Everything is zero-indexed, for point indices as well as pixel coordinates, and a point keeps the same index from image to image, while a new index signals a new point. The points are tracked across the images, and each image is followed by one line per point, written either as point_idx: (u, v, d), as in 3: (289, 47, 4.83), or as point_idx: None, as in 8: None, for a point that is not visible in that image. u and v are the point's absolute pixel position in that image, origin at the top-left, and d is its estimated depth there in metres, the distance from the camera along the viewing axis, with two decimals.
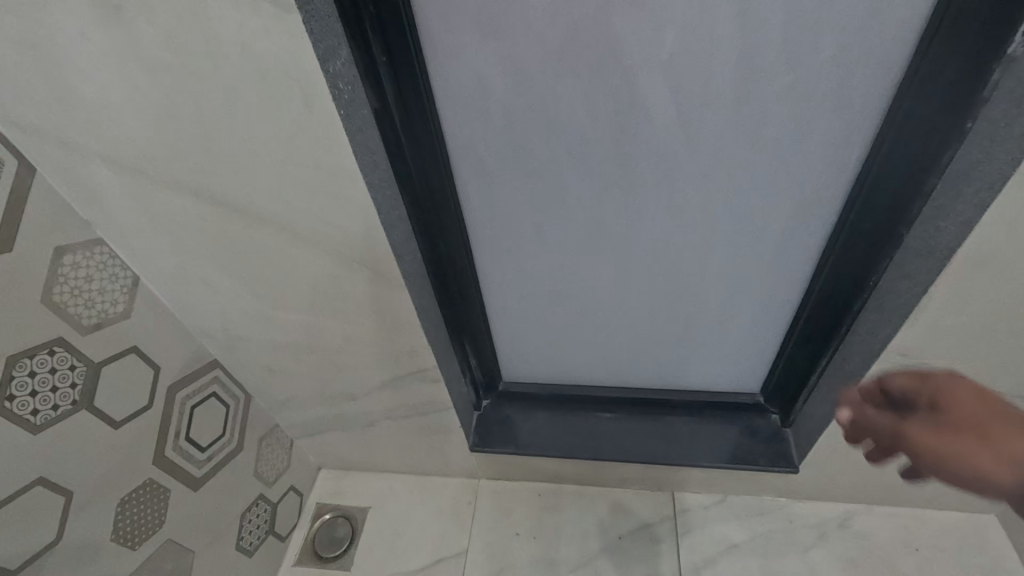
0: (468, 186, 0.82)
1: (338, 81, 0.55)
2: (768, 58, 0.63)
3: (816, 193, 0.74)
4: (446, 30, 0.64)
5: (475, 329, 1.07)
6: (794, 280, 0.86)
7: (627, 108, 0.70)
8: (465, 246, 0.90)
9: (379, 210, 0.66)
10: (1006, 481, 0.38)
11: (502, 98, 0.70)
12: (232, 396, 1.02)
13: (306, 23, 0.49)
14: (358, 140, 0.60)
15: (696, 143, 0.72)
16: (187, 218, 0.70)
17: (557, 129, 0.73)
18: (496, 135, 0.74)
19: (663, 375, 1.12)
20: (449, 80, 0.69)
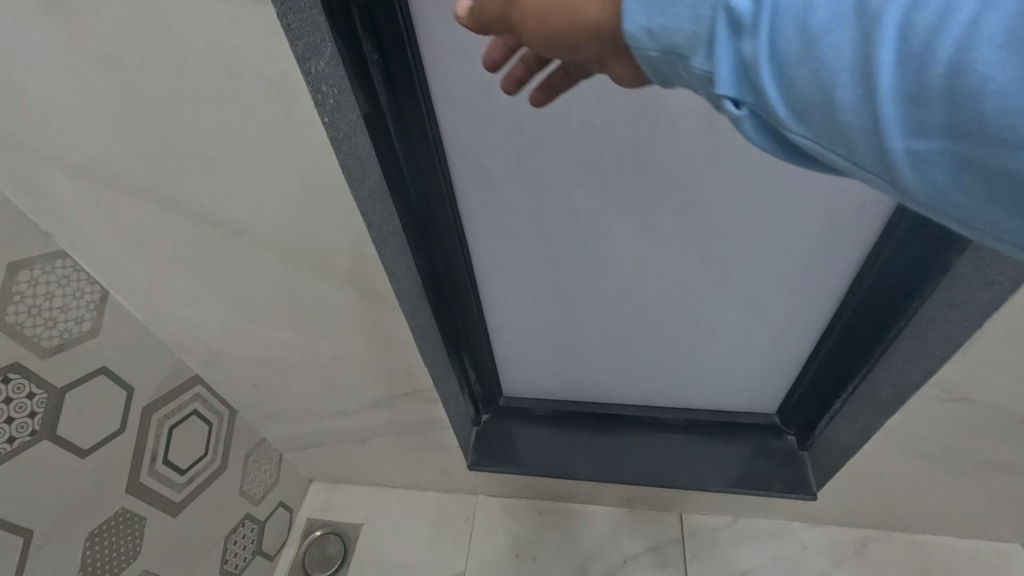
0: (468, 192, 0.76)
1: (320, 83, 0.47)
2: None
3: (853, 212, 0.67)
4: (446, 21, 0.56)
5: (474, 343, 1.00)
6: (822, 299, 0.80)
7: (647, 111, 0.62)
8: (463, 257, 0.83)
9: (369, 227, 0.59)
10: (603, 16, 0.33)
11: (508, 102, 0.63)
12: (215, 412, 0.96)
13: (282, 16, 0.41)
14: (344, 150, 0.52)
15: (724, 151, 0.65)
16: (156, 231, 0.63)
17: (568, 133, 0.66)
18: (501, 138, 0.68)
19: (673, 391, 1.06)
20: (448, 81, 0.62)
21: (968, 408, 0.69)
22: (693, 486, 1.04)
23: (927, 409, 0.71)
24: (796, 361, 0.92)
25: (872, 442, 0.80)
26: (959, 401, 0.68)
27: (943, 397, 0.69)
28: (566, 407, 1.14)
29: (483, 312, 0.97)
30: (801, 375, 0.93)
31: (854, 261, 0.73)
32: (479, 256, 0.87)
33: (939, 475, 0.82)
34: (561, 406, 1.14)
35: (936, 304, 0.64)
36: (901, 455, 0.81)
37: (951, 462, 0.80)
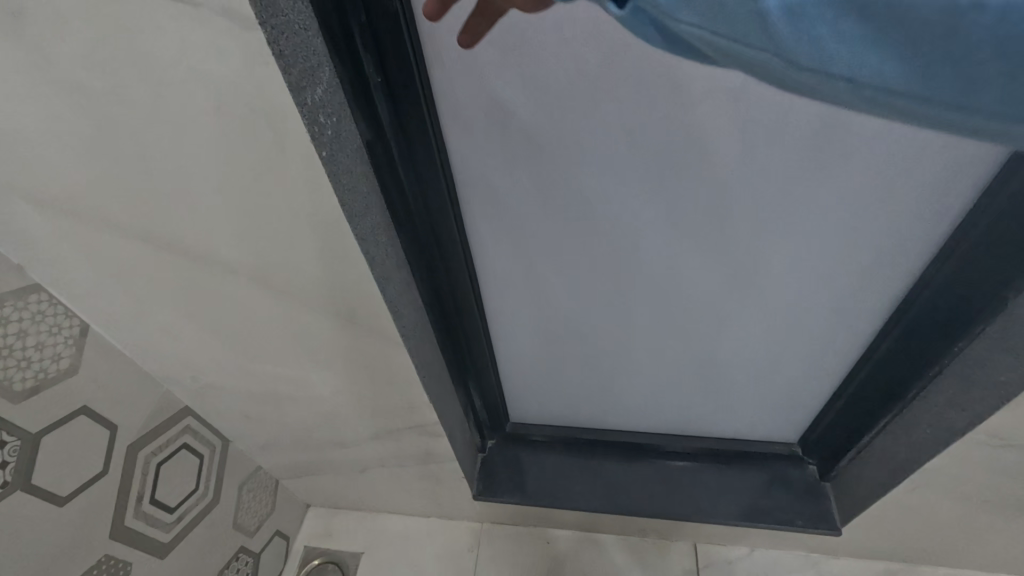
0: (477, 216, 0.72)
1: (317, 113, 0.42)
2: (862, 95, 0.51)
3: (895, 248, 0.64)
4: (460, 40, 0.53)
5: (481, 371, 0.95)
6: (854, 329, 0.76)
7: (674, 134, 0.58)
8: (472, 283, 0.79)
9: (371, 264, 0.54)
10: None
11: (524, 127, 0.60)
12: (207, 444, 0.90)
13: (272, 43, 0.36)
14: (343, 185, 0.47)
15: (759, 175, 0.60)
16: (137, 266, 0.58)
17: (589, 154, 0.62)
18: (513, 160, 0.64)
19: (688, 418, 1.02)
20: (461, 106, 0.59)
21: (1015, 454, 0.65)
22: (704, 519, 1.01)
23: (970, 453, 0.67)
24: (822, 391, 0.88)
25: (906, 483, 0.75)
26: (1006, 447, 0.64)
27: (990, 442, 0.64)
28: (577, 432, 1.10)
29: (489, 339, 0.92)
30: (828, 405, 0.88)
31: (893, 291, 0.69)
32: (486, 282, 0.82)
33: (976, 517, 0.78)
34: (572, 432, 1.10)
35: (988, 345, 0.59)
36: (937, 497, 0.76)
37: (990, 504, 0.75)
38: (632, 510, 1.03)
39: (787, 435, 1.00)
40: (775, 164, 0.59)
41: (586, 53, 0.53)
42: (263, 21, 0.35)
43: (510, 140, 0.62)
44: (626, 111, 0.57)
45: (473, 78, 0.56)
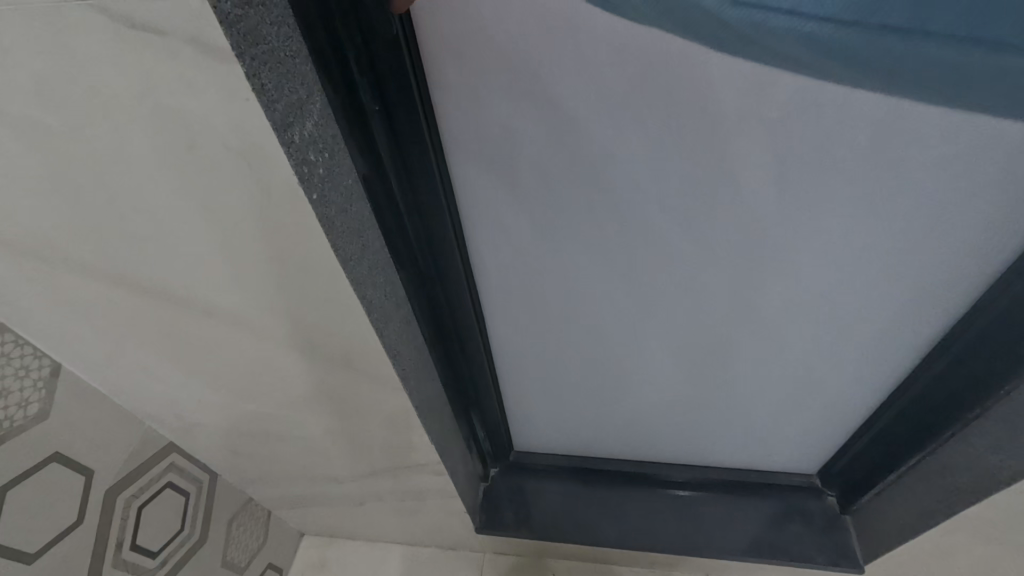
0: (481, 244, 0.67)
1: (307, 151, 0.37)
2: (917, 125, 0.47)
3: (942, 285, 0.62)
4: (466, 61, 0.48)
5: (484, 402, 0.90)
6: (893, 355, 0.72)
7: (704, 163, 0.54)
8: (476, 313, 0.75)
9: (370, 309, 0.49)
10: None
11: (540, 155, 0.56)
12: (193, 480, 0.85)
13: (252, 77, 0.31)
14: (339, 226, 0.42)
15: (790, 203, 0.56)
16: (111, 308, 0.52)
17: (605, 181, 0.58)
18: (523, 187, 0.60)
19: (701, 447, 0.97)
20: (475, 136, 0.55)
21: None
22: (717, 554, 0.97)
23: (1014, 503, 0.62)
24: (850, 418, 0.84)
25: (939, 526, 0.71)
26: None
27: None
28: (585, 459, 1.05)
29: (493, 368, 0.87)
30: (858, 432, 0.85)
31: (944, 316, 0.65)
32: (490, 311, 0.78)
33: None
34: (579, 458, 1.06)
35: None
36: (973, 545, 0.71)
37: None
38: (641, 543, 0.99)
39: (806, 463, 0.96)
40: (807, 193, 0.55)
41: (605, 77, 0.48)
42: (241, 52, 0.29)
43: (520, 167, 0.58)
44: (648, 137, 0.53)
45: (481, 103, 0.52)
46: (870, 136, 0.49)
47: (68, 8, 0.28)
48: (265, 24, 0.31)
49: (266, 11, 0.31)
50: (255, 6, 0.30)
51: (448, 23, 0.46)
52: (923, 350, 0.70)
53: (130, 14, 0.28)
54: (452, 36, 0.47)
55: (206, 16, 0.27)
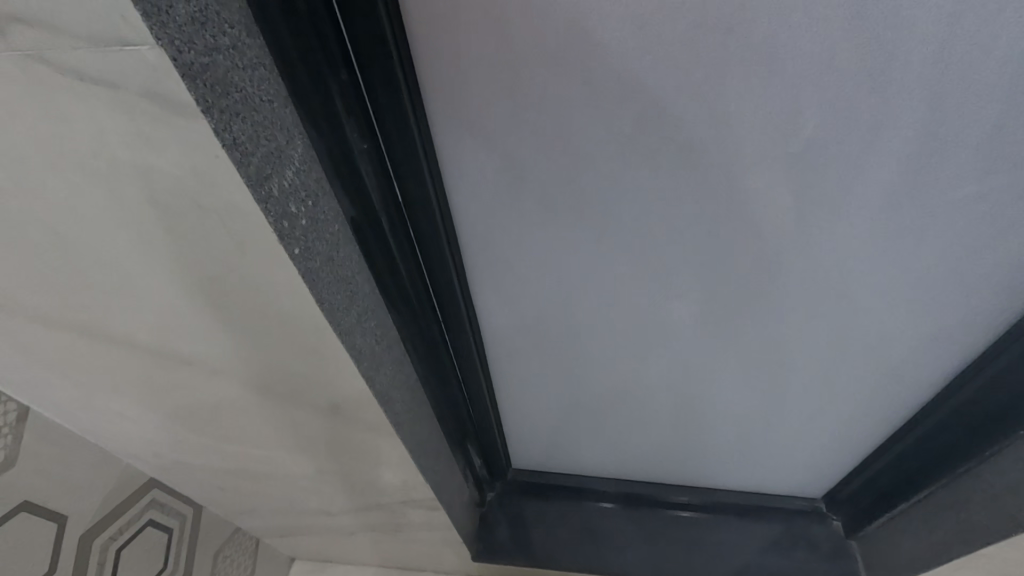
0: (478, 271, 0.65)
1: (287, 204, 0.33)
2: (944, 161, 0.46)
3: (964, 319, 0.60)
4: (462, 88, 0.46)
5: (484, 426, 0.88)
6: (910, 385, 0.70)
7: (718, 193, 0.52)
8: (474, 340, 0.72)
9: (359, 359, 0.45)
10: None
11: (544, 187, 0.54)
12: (177, 515, 0.81)
13: (221, 131, 0.27)
14: (325, 274, 0.38)
15: (803, 235, 0.54)
16: (77, 356, 0.48)
17: (612, 213, 0.55)
18: (525, 217, 0.57)
19: (705, 470, 0.95)
20: (474, 160, 0.52)
21: None
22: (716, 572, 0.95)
23: None
24: (858, 445, 0.82)
25: (952, 563, 0.69)
26: None
27: None
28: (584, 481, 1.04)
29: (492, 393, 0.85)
30: (870, 457, 0.83)
31: (964, 347, 0.63)
32: (488, 338, 0.75)
33: None
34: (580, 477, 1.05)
35: None
36: None
37: None
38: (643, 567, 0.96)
39: (812, 487, 0.95)
40: (820, 227, 0.53)
41: (614, 108, 0.46)
42: (207, 106, 0.26)
43: (521, 199, 0.55)
44: (658, 167, 0.50)
45: (479, 134, 0.49)
46: (892, 172, 0.47)
47: (2, 56, 0.24)
48: (236, 70, 0.28)
49: (237, 55, 0.28)
50: (224, 52, 0.27)
51: (444, 53, 0.43)
52: (942, 381, 0.68)
53: (74, 65, 0.24)
54: (450, 66, 0.44)
55: (165, 69, 0.24)
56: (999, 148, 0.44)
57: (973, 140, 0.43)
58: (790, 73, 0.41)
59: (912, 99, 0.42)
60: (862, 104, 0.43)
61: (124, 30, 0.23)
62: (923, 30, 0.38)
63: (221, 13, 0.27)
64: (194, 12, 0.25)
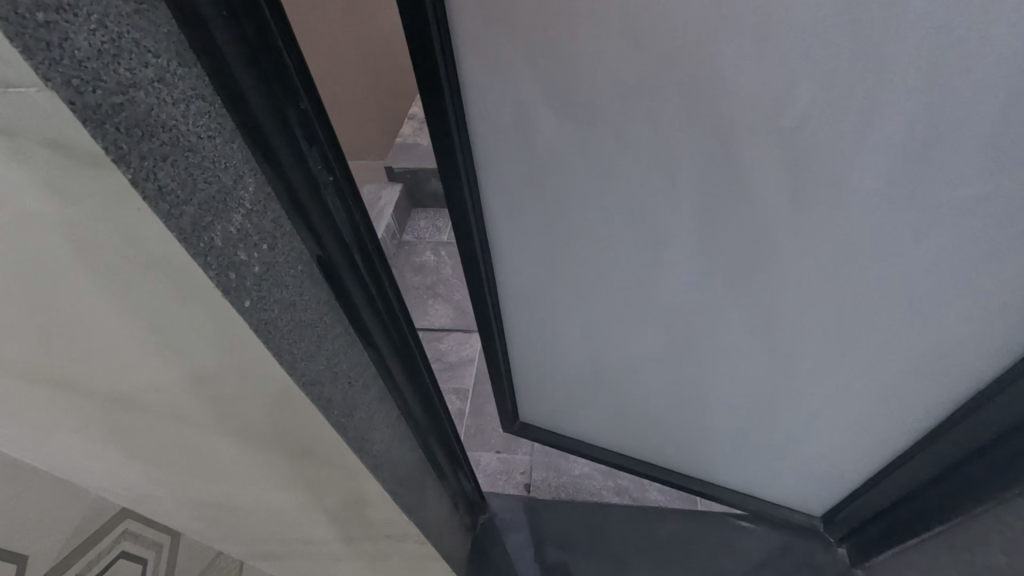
0: (498, 221, 0.75)
1: (234, 253, 0.29)
2: (935, 157, 0.46)
3: (970, 340, 0.59)
4: (489, 53, 0.55)
5: (488, 350, 0.98)
6: (918, 400, 0.68)
7: (714, 167, 0.56)
8: (486, 268, 0.82)
9: (328, 410, 0.41)
10: None
11: (551, 149, 0.62)
12: (151, 545, 0.77)
13: (142, 180, 0.23)
14: (284, 326, 0.34)
15: (795, 225, 0.57)
16: (22, 397, 0.44)
17: (613, 169, 0.61)
18: (536, 163, 0.64)
19: (703, 446, 1.00)
20: (496, 119, 0.61)
21: None
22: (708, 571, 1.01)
23: None
24: (864, 456, 0.81)
25: None
26: None
27: None
28: (586, 428, 1.14)
29: (500, 325, 0.94)
30: (880, 477, 0.81)
31: (975, 369, 0.61)
32: (504, 273, 0.85)
33: None
34: (579, 430, 1.15)
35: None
36: None
37: None
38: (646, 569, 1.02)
39: (810, 501, 0.98)
40: (813, 211, 0.55)
41: (616, 76, 0.52)
42: (121, 154, 0.22)
43: (534, 155, 0.63)
44: (656, 129, 0.55)
45: (496, 80, 0.57)
46: (881, 163, 0.49)
47: None
48: (162, 106, 0.24)
49: (164, 89, 0.24)
50: (147, 86, 0.23)
51: (474, 12, 0.51)
52: (949, 407, 0.66)
53: None
54: (476, 22, 0.52)
55: (61, 115, 0.20)
56: (999, 152, 0.44)
57: (970, 137, 0.44)
58: (787, 47, 0.44)
59: (901, 87, 0.43)
60: (855, 88, 0.45)
61: (3, 69, 0.18)
62: (917, 18, 0.39)
63: (142, 41, 0.23)
64: (100, 43, 0.21)
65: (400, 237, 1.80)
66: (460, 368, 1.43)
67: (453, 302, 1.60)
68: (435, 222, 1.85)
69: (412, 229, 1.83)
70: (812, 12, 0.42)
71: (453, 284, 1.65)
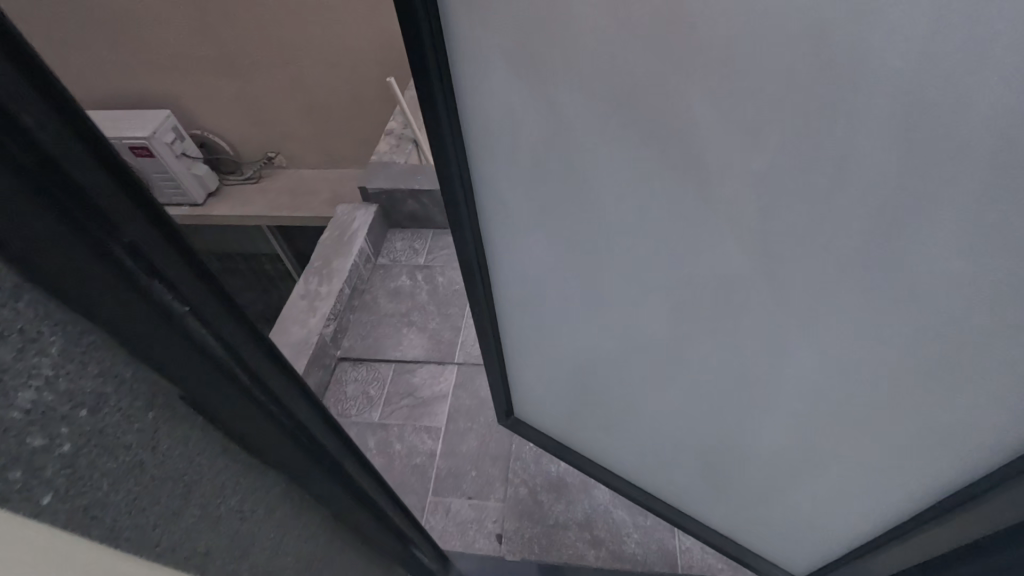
0: (489, 219, 0.75)
1: (20, 443, 0.22)
2: (923, 226, 0.42)
3: (941, 433, 0.55)
4: (477, 55, 0.53)
5: (481, 339, 0.99)
6: (906, 481, 0.62)
7: (691, 201, 0.53)
8: (479, 263, 0.82)
9: (206, 561, 0.34)
10: None
11: (535, 157, 0.60)
12: None
13: None
14: (123, 497, 0.27)
15: (776, 275, 0.54)
16: None
17: (592, 189, 0.59)
18: (519, 170, 0.63)
19: (688, 476, 0.98)
20: (487, 120, 0.60)
21: None
22: None
23: None
24: (848, 521, 0.76)
25: None
26: None
27: None
28: (576, 434, 1.13)
29: (493, 316, 0.94)
30: (867, 548, 0.75)
31: (958, 463, 0.56)
32: (497, 271, 0.84)
33: None
34: (572, 435, 1.14)
35: None
36: None
37: None
38: None
39: (793, 558, 0.93)
40: (791, 257, 0.51)
41: (594, 94, 0.49)
42: None
43: (519, 159, 0.62)
44: (631, 154, 0.53)
45: (484, 82, 0.56)
46: (867, 222, 0.44)
47: None
48: None
49: None
50: None
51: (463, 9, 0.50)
52: (932, 496, 0.61)
53: None
54: (464, 21, 0.51)
55: None
56: (982, 233, 0.40)
57: (953, 210, 0.40)
58: (760, 89, 0.41)
59: (879, 147, 0.39)
60: (835, 135, 0.41)
61: None
62: (890, 74, 0.35)
63: None
64: None
65: (375, 259, 1.72)
66: (433, 403, 1.36)
67: (428, 331, 1.52)
68: (412, 243, 1.77)
69: (388, 251, 1.76)
70: (786, 55, 0.38)
71: (428, 312, 1.57)
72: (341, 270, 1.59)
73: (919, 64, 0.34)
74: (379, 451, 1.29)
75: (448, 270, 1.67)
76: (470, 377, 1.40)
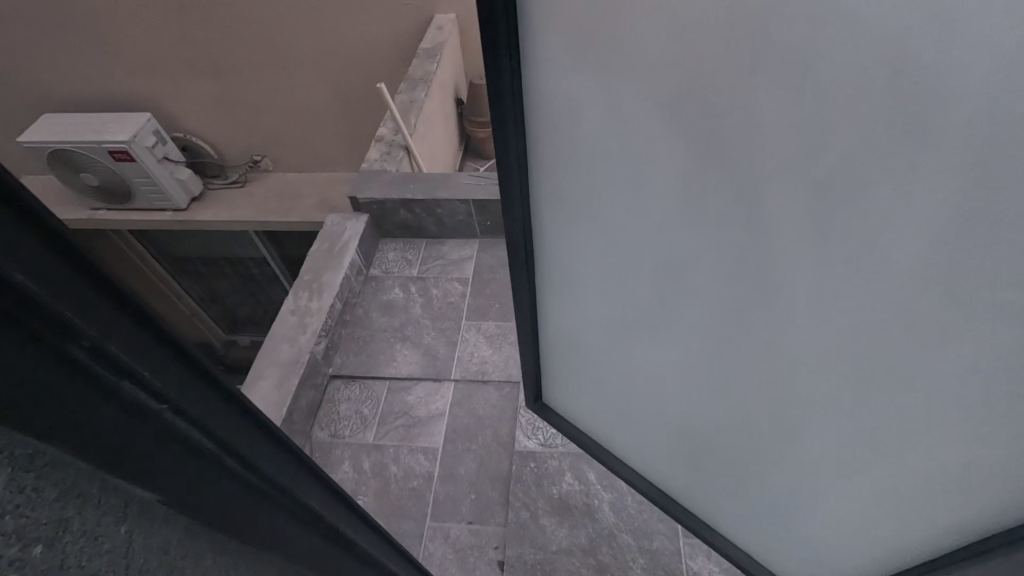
0: (541, 205, 0.72)
1: None
2: (970, 272, 0.39)
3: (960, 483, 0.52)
4: (551, 25, 0.50)
5: (521, 324, 0.97)
6: (927, 523, 0.60)
7: (740, 211, 0.50)
8: (526, 250, 0.80)
9: None
10: None
11: (589, 144, 0.57)
12: None
13: None
14: None
15: (817, 298, 0.51)
16: None
17: (642, 184, 0.56)
18: (572, 155, 0.60)
19: (705, 488, 0.96)
20: (548, 98, 0.57)
21: None
22: None
23: None
24: (859, 553, 0.73)
25: None
26: None
27: None
28: (604, 430, 1.10)
29: (534, 302, 0.92)
30: None
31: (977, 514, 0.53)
32: (542, 259, 0.82)
33: None
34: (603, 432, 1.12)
35: None
36: None
37: None
38: None
39: None
40: (829, 282, 0.48)
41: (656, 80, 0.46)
42: None
43: (573, 145, 0.59)
44: (685, 153, 0.50)
45: (552, 56, 0.53)
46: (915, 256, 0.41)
47: None
48: None
49: None
50: None
51: None
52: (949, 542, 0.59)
53: None
54: None
55: None
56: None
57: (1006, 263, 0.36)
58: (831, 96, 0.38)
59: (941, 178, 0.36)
60: (896, 157, 0.37)
61: None
62: (975, 98, 0.32)
63: None
64: None
65: (366, 271, 1.67)
66: (428, 424, 1.32)
67: (421, 347, 1.48)
68: (404, 254, 1.72)
69: (379, 263, 1.71)
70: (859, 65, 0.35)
71: (422, 327, 1.52)
72: (331, 286, 1.54)
73: (1007, 93, 0.31)
74: (374, 474, 1.25)
75: (443, 282, 1.63)
76: (467, 395, 1.36)
